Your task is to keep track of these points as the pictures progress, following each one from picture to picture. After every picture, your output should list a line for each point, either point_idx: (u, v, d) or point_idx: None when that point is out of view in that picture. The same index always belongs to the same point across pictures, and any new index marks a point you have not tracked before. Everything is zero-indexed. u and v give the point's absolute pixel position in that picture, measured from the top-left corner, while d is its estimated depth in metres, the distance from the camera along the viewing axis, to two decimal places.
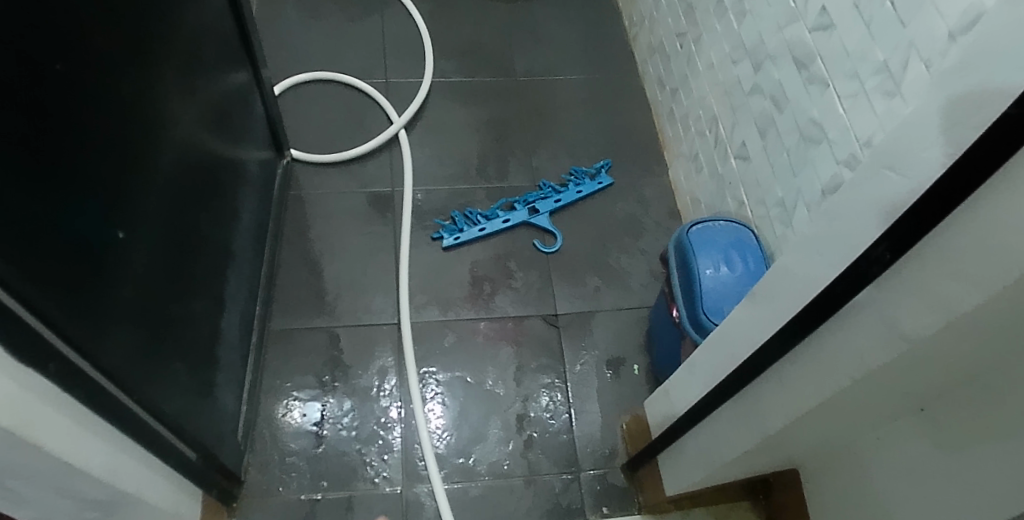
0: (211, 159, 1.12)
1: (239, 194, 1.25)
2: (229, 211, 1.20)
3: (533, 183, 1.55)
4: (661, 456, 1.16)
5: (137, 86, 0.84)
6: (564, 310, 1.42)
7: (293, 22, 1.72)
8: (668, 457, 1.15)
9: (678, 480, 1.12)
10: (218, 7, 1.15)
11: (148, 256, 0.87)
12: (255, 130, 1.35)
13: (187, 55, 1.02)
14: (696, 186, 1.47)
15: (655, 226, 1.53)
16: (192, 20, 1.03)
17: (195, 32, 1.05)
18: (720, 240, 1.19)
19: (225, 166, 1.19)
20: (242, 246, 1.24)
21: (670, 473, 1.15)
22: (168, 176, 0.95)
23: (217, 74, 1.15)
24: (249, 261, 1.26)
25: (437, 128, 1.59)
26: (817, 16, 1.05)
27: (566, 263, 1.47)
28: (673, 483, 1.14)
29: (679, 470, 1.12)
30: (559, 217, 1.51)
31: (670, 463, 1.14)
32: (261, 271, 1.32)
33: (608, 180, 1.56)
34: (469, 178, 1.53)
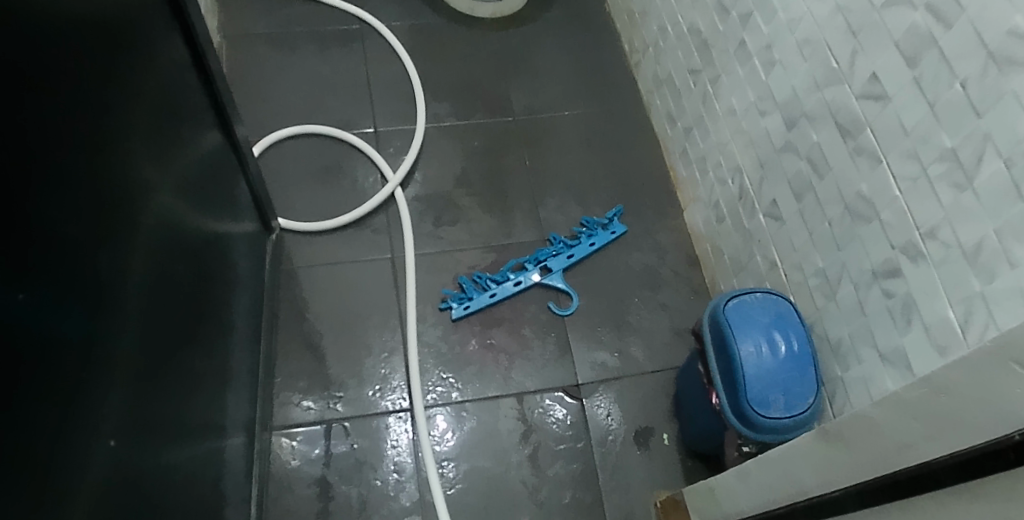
0: (198, 268, 1.01)
1: (232, 293, 1.14)
2: (222, 316, 1.09)
3: (542, 237, 1.45)
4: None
5: (112, 244, 0.72)
6: (585, 380, 1.33)
7: (267, 65, 1.57)
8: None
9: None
10: (199, 97, 1.02)
11: (131, 431, 0.74)
12: (244, 209, 1.23)
13: (166, 172, 0.89)
14: (719, 237, 1.38)
15: (674, 276, 1.44)
16: (170, 127, 0.91)
17: (174, 134, 0.93)
18: (760, 318, 1.09)
19: (214, 270, 1.07)
20: (237, 349, 1.13)
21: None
22: (153, 318, 0.83)
23: (200, 170, 1.03)
24: (246, 364, 1.15)
25: (436, 181, 1.48)
26: (867, 83, 0.96)
27: (584, 325, 1.37)
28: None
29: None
30: (572, 274, 1.42)
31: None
32: (260, 367, 1.21)
33: (621, 228, 1.46)
34: (474, 237, 1.43)
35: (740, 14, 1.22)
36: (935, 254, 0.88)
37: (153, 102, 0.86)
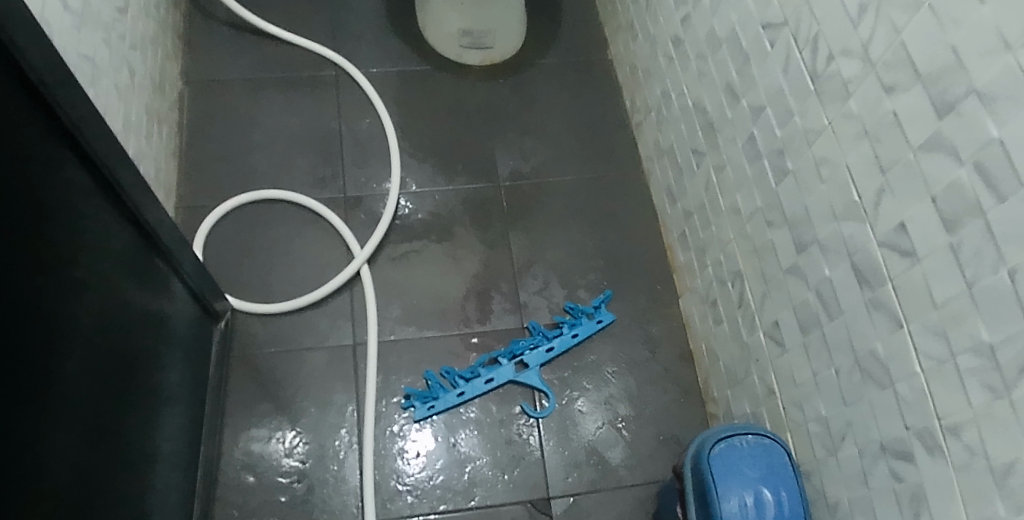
0: (109, 412, 0.90)
1: (151, 413, 1.01)
2: (141, 450, 0.98)
3: (521, 323, 1.34)
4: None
5: None
6: (557, 494, 1.21)
7: (237, 120, 1.53)
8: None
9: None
10: (104, 211, 0.89)
11: None
12: (178, 319, 1.11)
13: (45, 322, 0.76)
14: (714, 342, 1.25)
15: (663, 372, 1.32)
16: (53, 264, 0.77)
17: (73, 281, 0.82)
18: (748, 470, 0.96)
19: (127, 397, 0.95)
20: (154, 475, 1.01)
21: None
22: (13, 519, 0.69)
23: (117, 300, 0.92)
24: (164, 490, 1.03)
25: (409, 255, 1.39)
26: (893, 232, 0.81)
27: (559, 428, 1.26)
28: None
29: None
30: (551, 368, 1.31)
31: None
32: (186, 484, 1.09)
33: (609, 316, 1.34)
34: (446, 322, 1.34)
35: (751, 105, 1.06)
36: (955, 455, 0.74)
37: (25, 247, 0.72)
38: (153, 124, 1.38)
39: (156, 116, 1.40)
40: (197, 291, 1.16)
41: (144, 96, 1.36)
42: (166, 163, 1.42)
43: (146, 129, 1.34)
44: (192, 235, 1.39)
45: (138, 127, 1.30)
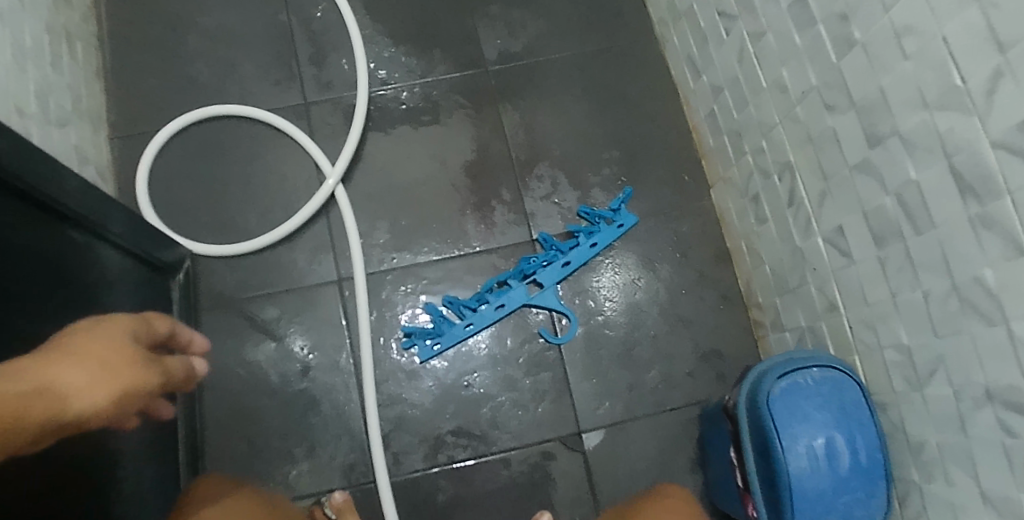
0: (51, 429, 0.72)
1: None
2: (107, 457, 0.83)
3: (530, 237, 1.15)
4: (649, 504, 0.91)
5: None
6: (590, 426, 1.08)
7: (163, 23, 1.27)
8: (676, 501, 0.91)
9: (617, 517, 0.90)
10: None
11: None
12: (123, 288, 0.92)
13: None
14: (756, 241, 1.07)
15: (698, 278, 1.14)
16: None
17: None
18: (815, 414, 0.82)
19: None
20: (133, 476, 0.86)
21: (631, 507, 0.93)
22: None
23: (18, 293, 0.72)
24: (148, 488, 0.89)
25: (391, 171, 1.18)
26: (1015, 132, 0.61)
27: (584, 354, 1.11)
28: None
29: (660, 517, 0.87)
30: (570, 286, 1.13)
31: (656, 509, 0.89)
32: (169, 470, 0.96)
33: (631, 218, 1.15)
34: (443, 245, 1.15)
35: None
36: None
37: None
38: (61, 43, 1.13)
39: (64, 33, 1.15)
40: (138, 245, 0.96)
41: (41, 10, 1.10)
42: (88, 89, 1.18)
43: (50, 51, 1.09)
44: (133, 172, 1.18)
45: (36, 51, 1.05)
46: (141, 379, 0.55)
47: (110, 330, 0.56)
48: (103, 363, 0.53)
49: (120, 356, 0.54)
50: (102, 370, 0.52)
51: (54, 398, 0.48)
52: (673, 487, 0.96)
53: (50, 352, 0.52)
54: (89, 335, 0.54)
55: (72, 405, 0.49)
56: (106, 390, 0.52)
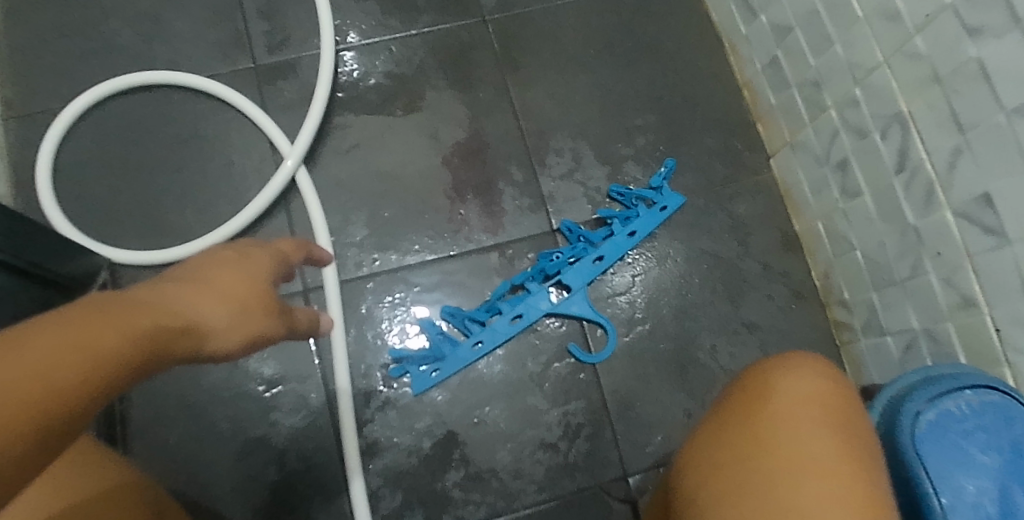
0: None
1: None
2: None
3: (551, 227, 0.90)
4: (767, 404, 0.50)
5: None
6: (639, 469, 0.84)
7: None
8: (809, 402, 0.49)
9: (723, 453, 0.49)
10: None
11: None
12: None
13: None
14: (843, 221, 0.83)
15: (761, 271, 0.91)
16: None
17: None
18: (978, 457, 0.59)
19: None
20: None
21: (733, 410, 0.51)
22: None
23: None
24: None
25: (365, 148, 0.92)
26: None
27: (626, 374, 0.86)
28: (718, 420, 0.51)
29: (804, 455, 0.47)
30: (605, 287, 0.88)
31: (784, 424, 0.48)
32: None
33: (676, 199, 0.91)
34: (440, 241, 0.89)
35: None
36: None
37: None
38: None
39: None
40: (16, 246, 0.68)
41: None
42: None
43: None
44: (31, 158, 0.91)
45: None
46: (280, 324, 0.48)
47: (258, 260, 0.49)
48: (258, 282, 0.47)
49: (257, 297, 0.46)
50: (235, 312, 0.44)
51: (193, 336, 0.41)
52: (785, 356, 0.54)
53: (202, 271, 0.45)
54: (242, 257, 0.48)
55: (207, 345, 0.42)
56: (241, 334, 0.44)
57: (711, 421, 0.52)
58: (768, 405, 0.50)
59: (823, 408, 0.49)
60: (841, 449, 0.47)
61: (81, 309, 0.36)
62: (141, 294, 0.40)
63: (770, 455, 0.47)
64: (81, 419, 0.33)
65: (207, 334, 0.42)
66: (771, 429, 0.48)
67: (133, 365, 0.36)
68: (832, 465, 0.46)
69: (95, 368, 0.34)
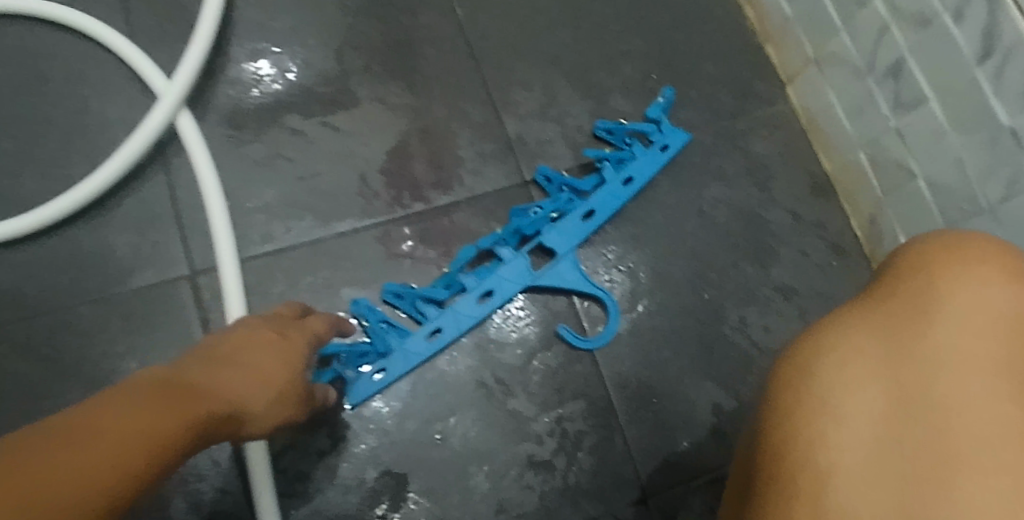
0: None
1: None
2: None
3: (523, 178, 0.70)
4: (921, 315, 0.38)
5: None
6: (662, 486, 0.63)
7: None
8: (981, 324, 0.37)
9: (854, 368, 0.37)
10: None
11: None
12: None
13: None
14: (899, 144, 0.64)
15: (791, 224, 0.71)
16: None
17: None
18: None
19: None
20: None
21: (872, 317, 0.39)
22: None
23: None
24: None
25: (272, 86, 0.69)
26: None
27: (634, 363, 0.65)
28: (846, 323, 0.40)
29: (956, 389, 0.35)
30: (598, 252, 0.68)
31: (938, 343, 0.37)
32: None
33: (682, 136, 0.70)
34: (377, 200, 0.67)
35: None
36: None
37: None
38: None
39: None
40: None
41: None
42: None
43: None
44: None
45: None
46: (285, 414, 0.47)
47: (296, 346, 0.50)
48: (282, 372, 0.47)
49: (282, 389, 0.47)
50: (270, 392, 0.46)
51: (238, 417, 0.43)
52: (951, 240, 0.41)
53: (236, 349, 0.46)
54: (282, 340, 0.50)
55: (248, 423, 0.44)
56: (275, 418, 0.46)
57: (826, 334, 0.39)
58: (923, 316, 0.38)
59: (998, 322, 0.37)
60: (1014, 380, 0.36)
61: (154, 380, 0.38)
62: (220, 348, 0.46)
63: (911, 384, 0.36)
64: (148, 491, 0.33)
65: (251, 413, 0.44)
66: (924, 351, 0.37)
67: (202, 427, 0.38)
68: (999, 410, 0.35)
69: (185, 420, 0.36)
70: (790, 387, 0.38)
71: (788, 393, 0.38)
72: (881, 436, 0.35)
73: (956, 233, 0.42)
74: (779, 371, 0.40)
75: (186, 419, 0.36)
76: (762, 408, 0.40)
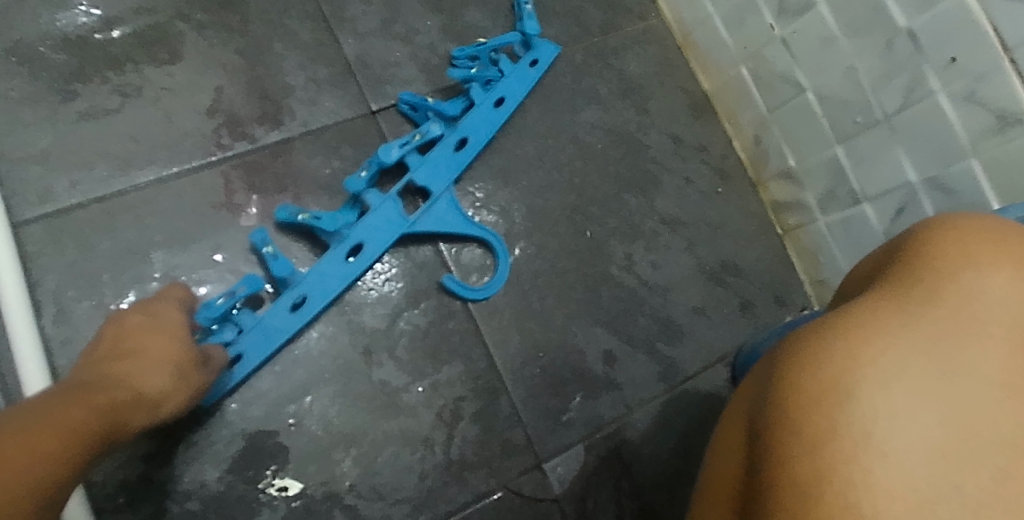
0: None
1: None
2: None
3: (370, 108, 0.59)
4: (964, 327, 0.33)
5: None
6: (555, 448, 0.56)
7: None
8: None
9: (903, 390, 0.31)
10: None
11: None
12: None
13: None
14: (785, 56, 0.58)
15: (675, 146, 0.64)
16: None
17: None
18: None
19: None
20: None
21: (911, 325, 0.33)
22: None
23: None
24: None
25: (32, 1, 0.53)
26: None
27: (514, 313, 0.58)
28: (881, 329, 0.33)
29: (1009, 419, 0.31)
30: (466, 190, 0.58)
31: (985, 359, 0.32)
32: None
33: (552, 49, 0.62)
34: (188, 142, 0.54)
35: None
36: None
37: None
38: None
39: None
40: None
41: None
42: None
43: None
44: None
45: None
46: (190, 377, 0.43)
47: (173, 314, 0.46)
48: (168, 338, 0.44)
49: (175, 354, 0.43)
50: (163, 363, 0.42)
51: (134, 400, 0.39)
52: (978, 232, 0.37)
53: (116, 347, 0.43)
54: (156, 317, 0.45)
55: (157, 399, 0.41)
56: (182, 385, 0.43)
57: (857, 330, 0.34)
58: (968, 328, 0.33)
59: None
60: None
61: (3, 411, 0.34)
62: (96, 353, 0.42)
63: (965, 409, 0.31)
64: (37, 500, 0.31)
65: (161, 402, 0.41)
66: (968, 366, 0.32)
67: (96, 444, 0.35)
68: None
69: (74, 445, 0.34)
70: (829, 414, 0.31)
71: (822, 422, 0.31)
72: (939, 471, 0.29)
73: (986, 224, 0.37)
74: (803, 389, 0.33)
75: (75, 441, 0.34)
76: (778, 429, 0.33)
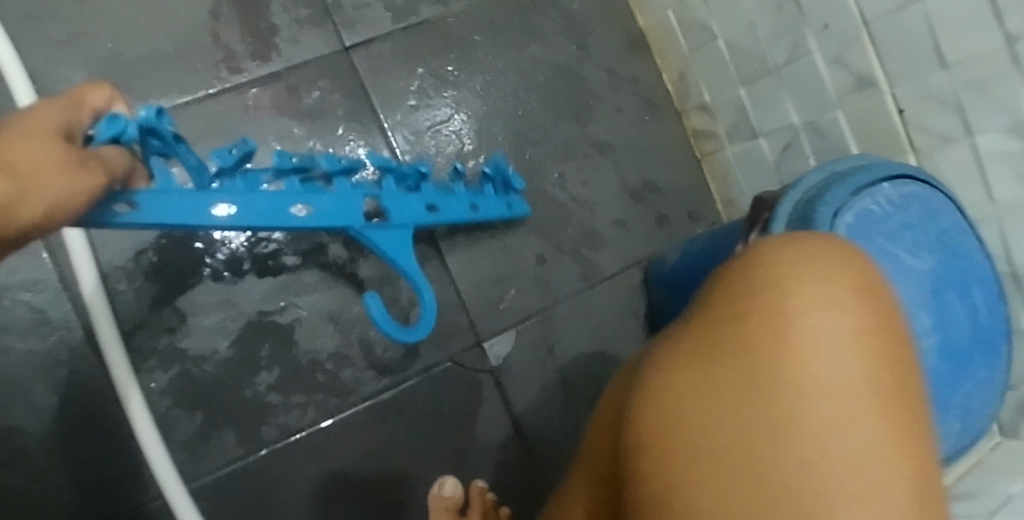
0: None
1: None
2: None
3: (343, 45, 0.68)
4: (777, 341, 0.29)
5: None
6: (494, 329, 0.70)
7: None
8: (857, 343, 0.29)
9: (715, 409, 0.29)
10: None
11: None
12: None
13: None
14: (702, 5, 0.66)
15: (611, 78, 0.73)
16: None
17: None
18: (907, 260, 0.48)
19: None
20: None
21: (723, 343, 0.31)
22: None
23: None
24: None
25: None
26: None
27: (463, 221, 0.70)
28: (707, 350, 0.31)
29: (837, 424, 0.28)
30: (425, 117, 0.69)
31: (812, 365, 0.29)
32: None
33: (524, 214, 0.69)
34: (193, 75, 0.64)
35: None
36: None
37: None
38: None
39: None
40: None
41: None
42: None
43: None
44: None
45: None
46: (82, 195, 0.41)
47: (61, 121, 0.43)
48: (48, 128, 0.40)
49: None
50: None
51: None
52: (817, 252, 0.32)
53: None
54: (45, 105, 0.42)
55: None
56: None
57: (683, 350, 0.32)
58: (777, 343, 0.29)
59: (873, 340, 0.30)
60: (891, 401, 0.29)
61: None
62: None
63: (746, 430, 0.28)
64: None
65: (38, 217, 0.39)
66: (796, 386, 0.28)
67: None
68: (864, 438, 0.28)
69: None
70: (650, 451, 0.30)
71: (650, 471, 0.30)
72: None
73: (826, 243, 0.33)
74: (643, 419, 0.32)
75: None
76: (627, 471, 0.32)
